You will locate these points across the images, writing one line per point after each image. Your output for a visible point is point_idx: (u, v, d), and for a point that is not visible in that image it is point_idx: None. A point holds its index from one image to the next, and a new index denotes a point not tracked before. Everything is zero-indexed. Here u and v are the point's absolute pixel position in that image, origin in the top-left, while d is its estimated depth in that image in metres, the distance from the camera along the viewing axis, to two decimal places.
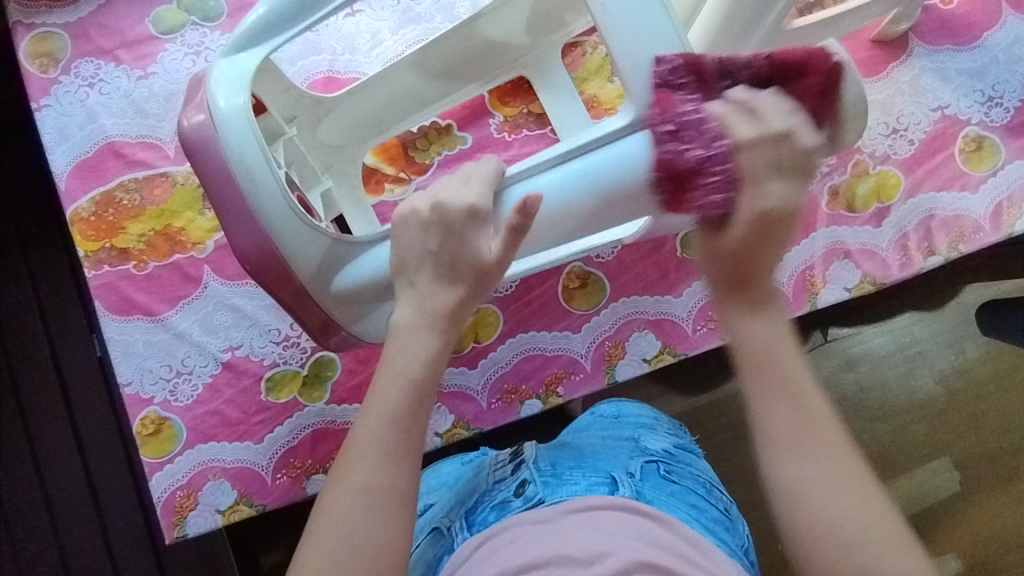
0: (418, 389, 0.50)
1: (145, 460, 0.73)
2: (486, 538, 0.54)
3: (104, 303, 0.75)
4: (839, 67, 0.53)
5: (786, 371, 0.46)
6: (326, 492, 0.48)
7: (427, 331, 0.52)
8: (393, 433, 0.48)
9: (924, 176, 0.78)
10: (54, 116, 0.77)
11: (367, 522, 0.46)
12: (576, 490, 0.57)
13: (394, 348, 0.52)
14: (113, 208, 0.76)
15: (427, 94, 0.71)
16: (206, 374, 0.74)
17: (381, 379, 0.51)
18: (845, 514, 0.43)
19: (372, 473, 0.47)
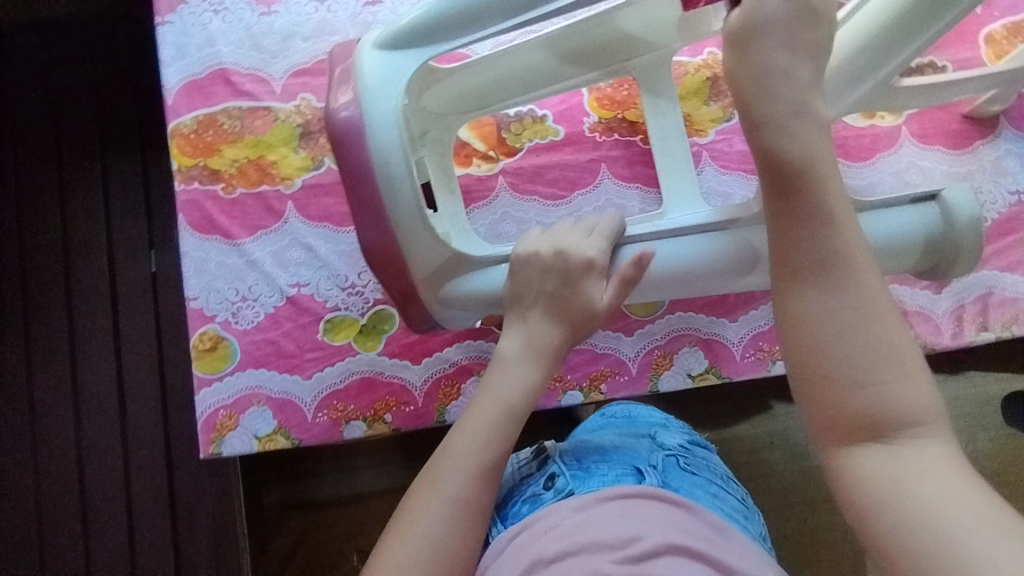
0: (510, 417, 0.57)
1: (196, 373, 0.76)
2: (520, 526, 0.55)
3: (186, 218, 0.78)
4: (957, 211, 0.62)
5: (835, 253, 0.45)
6: (415, 496, 0.55)
7: (527, 363, 0.60)
8: (480, 453, 0.55)
9: (991, 254, 0.80)
10: (175, 33, 0.80)
11: (446, 528, 0.52)
12: (604, 482, 0.59)
13: (498, 376, 0.59)
14: (213, 131, 0.79)
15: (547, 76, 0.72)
16: (270, 304, 0.77)
17: (479, 404, 0.58)
18: (889, 394, 0.43)
19: (460, 484, 0.54)
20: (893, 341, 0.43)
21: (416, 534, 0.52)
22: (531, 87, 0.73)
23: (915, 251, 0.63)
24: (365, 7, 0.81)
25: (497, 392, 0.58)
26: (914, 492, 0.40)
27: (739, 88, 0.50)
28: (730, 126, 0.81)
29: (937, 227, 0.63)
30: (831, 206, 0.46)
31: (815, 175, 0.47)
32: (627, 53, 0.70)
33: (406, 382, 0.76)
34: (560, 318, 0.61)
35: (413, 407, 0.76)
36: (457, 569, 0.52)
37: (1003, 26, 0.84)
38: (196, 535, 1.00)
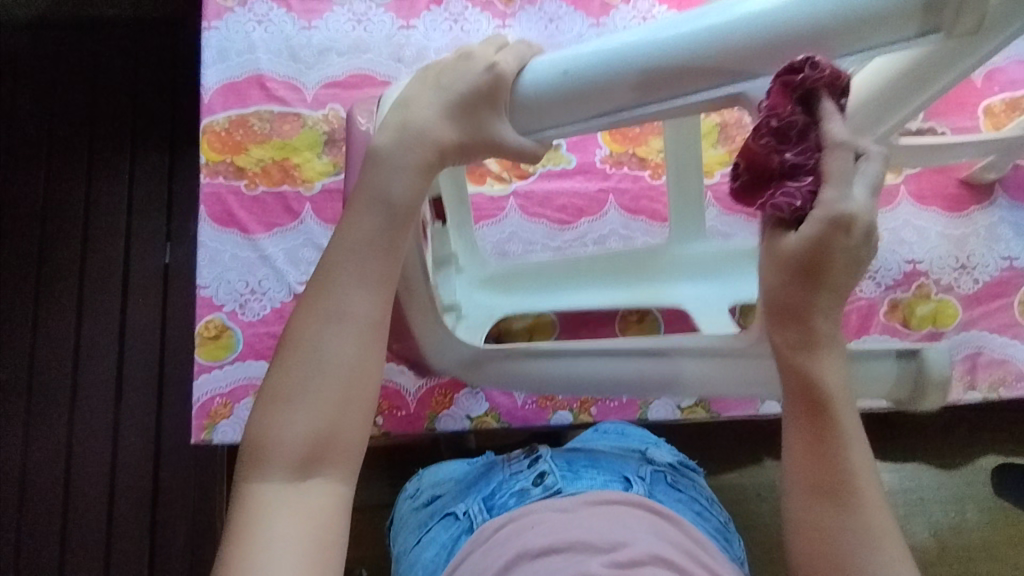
0: (396, 216, 0.45)
1: (197, 359, 0.77)
2: (507, 519, 0.56)
3: (206, 210, 0.80)
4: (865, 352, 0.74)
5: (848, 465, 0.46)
6: (296, 321, 0.44)
7: (413, 163, 0.46)
8: (368, 265, 0.44)
9: (981, 315, 0.82)
10: (218, 38, 0.85)
11: (345, 356, 0.43)
12: (593, 484, 0.60)
13: (371, 168, 0.46)
14: (243, 130, 0.83)
15: None
16: (277, 299, 0.79)
17: (356, 204, 0.45)
18: None
19: (355, 301, 0.43)
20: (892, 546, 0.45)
21: (313, 364, 0.42)
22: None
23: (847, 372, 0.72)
24: (399, 30, 0.86)
25: (377, 181, 0.46)
26: None
27: (784, 299, 0.45)
28: None
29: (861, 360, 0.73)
30: (843, 417, 0.46)
31: (839, 394, 0.46)
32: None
33: (400, 387, 0.78)
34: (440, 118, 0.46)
35: (405, 412, 0.77)
36: (360, 395, 0.43)
37: (1002, 101, 0.88)
38: (174, 529, 1.00)
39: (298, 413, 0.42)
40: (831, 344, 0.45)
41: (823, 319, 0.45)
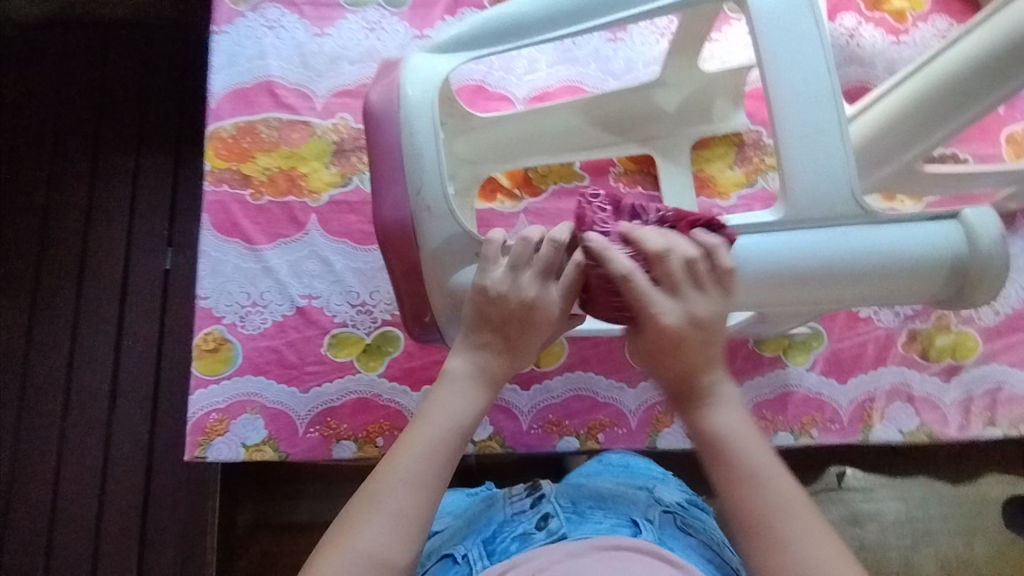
0: (460, 434, 0.51)
1: (194, 372, 0.75)
2: (507, 567, 0.51)
3: (210, 218, 0.78)
4: (980, 231, 0.55)
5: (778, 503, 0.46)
6: (355, 504, 0.47)
7: (479, 386, 0.53)
8: (428, 468, 0.48)
9: (1001, 348, 0.80)
10: (229, 43, 0.83)
11: (383, 550, 0.45)
12: (600, 529, 0.56)
13: (446, 386, 0.53)
14: (250, 137, 0.81)
15: (582, 135, 0.80)
16: (279, 312, 0.77)
17: (427, 412, 0.51)
18: None
19: (403, 499, 0.47)
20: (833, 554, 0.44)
21: (355, 547, 0.44)
22: (558, 150, 0.80)
23: (938, 272, 0.56)
24: (413, 40, 0.85)
25: (444, 413, 0.51)
26: None
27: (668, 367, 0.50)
28: (752, 192, 0.82)
29: (959, 248, 0.55)
30: (756, 465, 0.47)
31: (741, 440, 0.49)
32: (650, 126, 0.81)
33: (403, 408, 0.75)
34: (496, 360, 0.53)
35: None
36: None
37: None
38: (163, 543, 0.97)
39: None
40: (720, 400, 0.50)
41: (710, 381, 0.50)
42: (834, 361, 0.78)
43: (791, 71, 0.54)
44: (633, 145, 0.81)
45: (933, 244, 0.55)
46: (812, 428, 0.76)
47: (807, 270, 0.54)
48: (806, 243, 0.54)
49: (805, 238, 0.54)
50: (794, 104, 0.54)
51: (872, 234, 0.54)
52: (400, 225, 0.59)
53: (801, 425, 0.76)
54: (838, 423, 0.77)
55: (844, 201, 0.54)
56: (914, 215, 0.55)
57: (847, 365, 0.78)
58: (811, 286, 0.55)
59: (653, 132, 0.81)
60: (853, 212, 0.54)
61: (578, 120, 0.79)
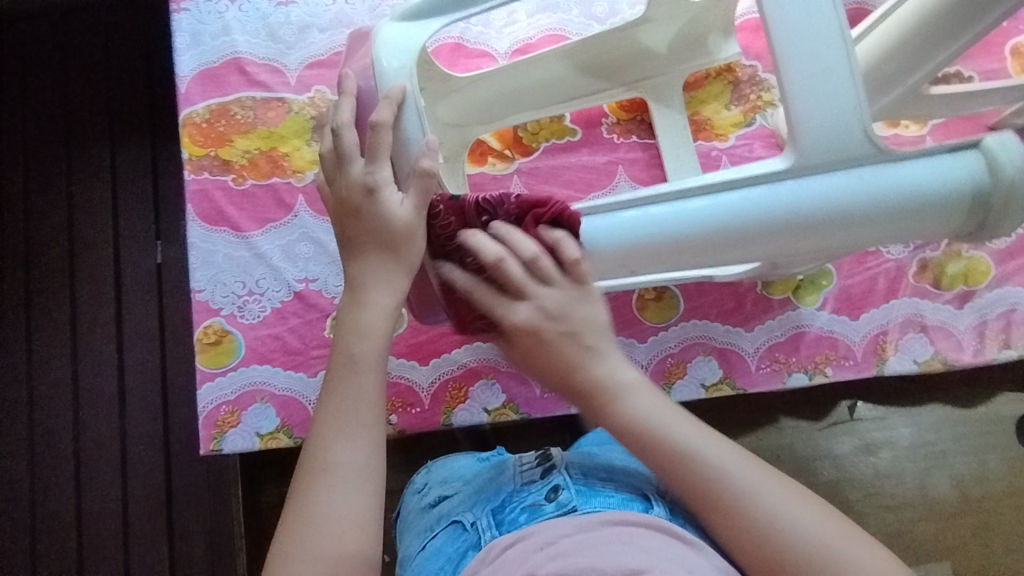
0: (376, 368, 0.52)
1: (199, 367, 0.74)
2: (516, 539, 0.53)
3: (194, 208, 0.76)
4: (1005, 158, 0.50)
5: (702, 467, 0.47)
6: (302, 475, 0.49)
7: (383, 315, 0.53)
8: (355, 414, 0.50)
9: (1014, 270, 0.78)
10: (190, 21, 0.78)
11: (337, 502, 0.48)
12: (610, 503, 0.57)
13: (352, 336, 0.52)
14: (225, 120, 0.77)
15: (568, 85, 0.76)
16: (277, 299, 0.75)
17: (338, 371, 0.52)
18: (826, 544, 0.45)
19: (353, 451, 0.49)
20: (771, 484, 0.47)
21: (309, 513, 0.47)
22: (544, 103, 0.77)
23: (959, 209, 0.52)
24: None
25: (369, 349, 0.52)
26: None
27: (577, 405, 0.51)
28: (751, 131, 0.79)
29: (980, 177, 0.51)
30: (652, 424, 0.49)
31: (634, 432, 0.49)
32: (637, 66, 0.77)
33: (412, 383, 0.74)
34: (392, 273, 0.53)
35: (419, 409, 0.74)
36: (360, 535, 0.47)
37: None
38: (192, 533, 0.99)
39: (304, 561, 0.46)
40: (624, 391, 0.50)
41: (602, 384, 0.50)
42: (844, 298, 0.77)
43: (792, 10, 0.49)
44: (620, 89, 0.78)
45: (955, 176, 0.51)
46: (826, 366, 0.76)
47: (820, 220, 0.51)
48: (822, 191, 0.50)
49: (821, 182, 0.50)
50: (798, 45, 0.49)
51: (891, 170, 0.51)
52: None
53: (815, 364, 0.76)
54: (852, 359, 0.76)
55: (856, 139, 0.50)
56: (933, 148, 0.52)
57: (858, 301, 0.77)
58: (826, 234, 0.52)
59: (644, 76, 0.77)
60: (866, 151, 0.50)
61: (563, 70, 0.75)
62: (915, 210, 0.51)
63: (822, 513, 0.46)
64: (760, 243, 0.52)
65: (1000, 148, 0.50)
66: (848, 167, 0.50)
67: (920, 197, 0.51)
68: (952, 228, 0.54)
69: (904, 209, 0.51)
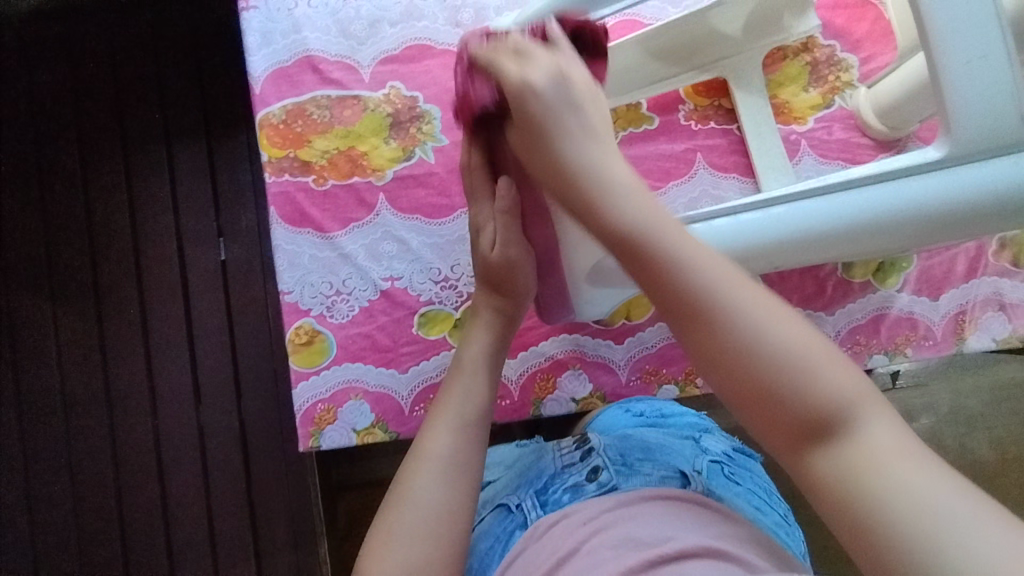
0: (488, 372, 0.59)
1: (292, 367, 0.75)
2: (558, 517, 0.57)
3: (277, 211, 0.76)
4: None
5: (696, 269, 0.42)
6: (408, 462, 0.54)
7: (490, 327, 0.62)
8: (463, 412, 0.56)
9: None
10: (260, 19, 0.77)
11: (442, 488, 0.52)
12: (648, 481, 0.60)
13: (465, 344, 0.61)
14: (302, 120, 0.77)
15: (647, 71, 0.75)
16: (364, 298, 0.76)
17: (454, 372, 0.59)
18: (829, 379, 0.39)
19: (450, 446, 0.53)
20: (764, 317, 0.40)
21: (413, 493, 0.51)
22: (627, 89, 0.76)
23: None
24: None
25: (473, 352, 0.59)
26: (848, 408, 0.38)
27: (570, 198, 0.50)
28: (830, 113, 0.79)
29: None
30: (652, 220, 0.45)
31: (657, 240, 0.45)
32: (714, 49, 0.75)
33: (502, 376, 0.76)
34: (497, 309, 0.62)
35: (510, 401, 0.76)
36: (456, 518, 0.51)
37: None
38: (274, 521, 1.02)
39: (404, 538, 0.49)
40: (604, 193, 0.48)
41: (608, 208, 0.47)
42: (924, 278, 0.77)
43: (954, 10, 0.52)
44: (695, 74, 0.77)
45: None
46: (906, 347, 0.77)
47: (938, 216, 0.56)
48: (923, 191, 0.56)
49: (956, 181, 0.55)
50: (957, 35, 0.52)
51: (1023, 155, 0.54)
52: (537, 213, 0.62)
53: (895, 345, 0.77)
54: (932, 339, 0.77)
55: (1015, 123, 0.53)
56: None
57: (939, 281, 0.77)
58: (927, 228, 0.57)
59: (722, 56, 0.76)
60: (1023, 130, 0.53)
61: (640, 57, 0.73)
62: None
63: (844, 364, 0.40)
64: (889, 235, 0.58)
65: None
66: (966, 167, 0.55)
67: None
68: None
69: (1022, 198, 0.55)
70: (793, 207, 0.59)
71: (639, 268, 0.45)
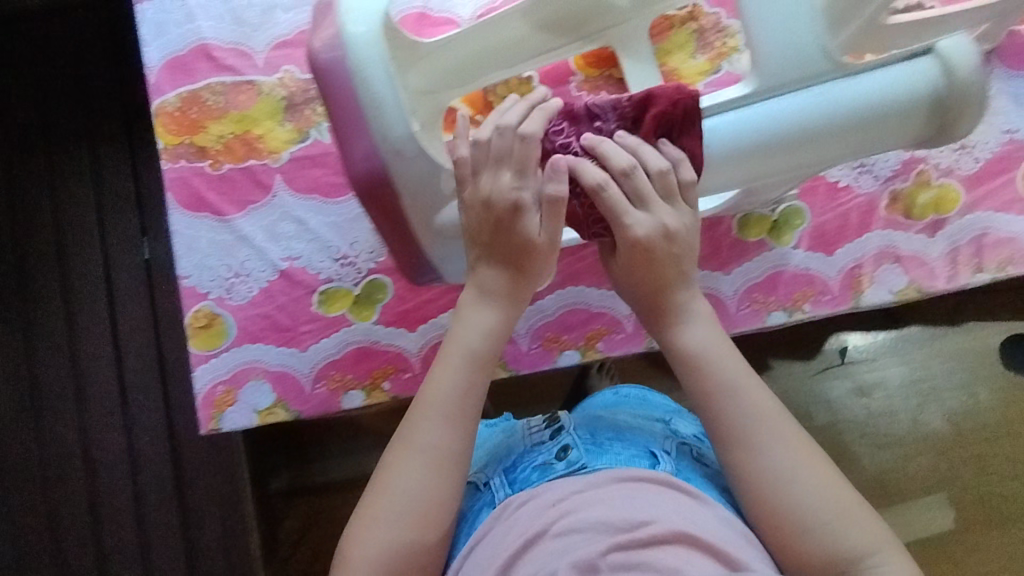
0: (475, 360, 0.61)
1: (192, 350, 0.75)
2: (527, 497, 0.58)
3: (174, 197, 0.77)
4: (955, 58, 0.57)
5: (738, 402, 0.58)
6: (394, 447, 0.58)
7: (493, 304, 0.62)
8: (451, 402, 0.59)
9: (984, 195, 0.79)
10: (153, 10, 0.78)
11: (426, 472, 0.57)
12: (618, 460, 0.61)
13: (460, 324, 0.62)
14: (198, 107, 0.78)
15: (530, 42, 0.73)
16: (263, 279, 0.77)
17: (447, 349, 0.61)
18: (812, 495, 0.55)
19: (433, 435, 0.58)
20: (782, 448, 0.56)
21: (400, 480, 0.57)
22: (512, 61, 0.74)
23: (921, 114, 0.59)
24: None
25: (465, 337, 0.61)
26: (818, 517, 0.54)
27: (643, 276, 0.61)
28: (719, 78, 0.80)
29: (939, 82, 0.58)
30: (709, 353, 0.60)
31: (699, 365, 0.60)
32: (601, 20, 0.73)
33: (403, 349, 0.76)
34: (512, 286, 0.62)
35: (411, 373, 0.76)
36: (435, 501, 0.56)
37: None
38: (205, 520, 1.01)
39: (388, 520, 0.55)
40: (700, 357, 0.60)
41: (688, 343, 0.61)
42: (818, 235, 0.78)
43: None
44: (579, 45, 0.75)
45: (910, 80, 0.58)
46: (805, 303, 0.78)
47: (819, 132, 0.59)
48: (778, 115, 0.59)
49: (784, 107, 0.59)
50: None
51: (856, 81, 0.59)
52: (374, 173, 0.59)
53: (793, 302, 0.78)
54: (829, 293, 0.78)
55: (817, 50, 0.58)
56: (890, 57, 0.59)
57: (831, 238, 0.78)
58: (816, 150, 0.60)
59: (608, 25, 0.75)
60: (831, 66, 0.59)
61: (524, 29, 0.72)
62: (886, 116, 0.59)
63: (838, 497, 0.55)
64: None
65: (951, 49, 0.57)
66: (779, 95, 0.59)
67: (884, 101, 0.58)
68: (909, 135, 0.61)
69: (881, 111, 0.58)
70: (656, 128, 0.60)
71: (690, 362, 0.61)
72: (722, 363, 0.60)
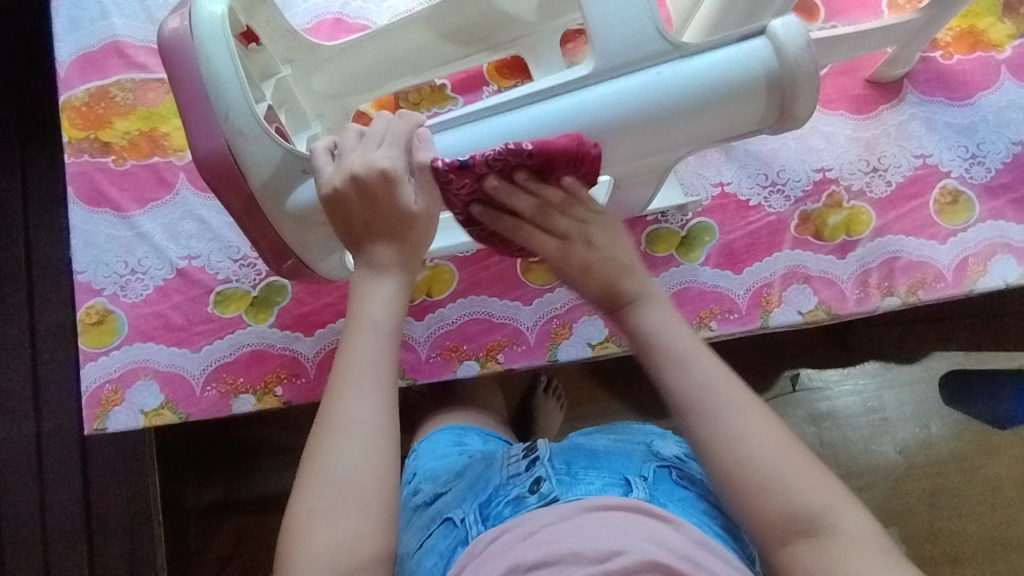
0: (388, 336, 0.51)
1: (81, 347, 0.74)
2: (503, 530, 0.54)
3: (74, 191, 0.76)
4: (786, 41, 0.54)
5: (703, 379, 0.50)
6: (315, 440, 0.48)
7: (395, 272, 0.52)
8: (375, 375, 0.49)
9: (896, 218, 0.78)
10: (69, 6, 0.79)
11: (359, 458, 0.47)
12: (590, 490, 0.56)
13: (359, 299, 0.52)
14: (105, 103, 0.77)
15: (434, 50, 0.73)
16: (159, 277, 0.75)
17: (352, 331, 0.51)
18: (768, 459, 0.48)
19: (364, 411, 0.48)
20: (753, 417, 0.49)
21: (330, 476, 0.47)
22: (420, 68, 0.75)
23: (756, 97, 0.55)
24: None
25: (373, 310, 0.51)
26: (790, 492, 0.47)
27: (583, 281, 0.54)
28: None
29: (770, 63, 0.54)
30: (665, 336, 0.52)
31: (668, 349, 0.52)
32: (506, 32, 0.74)
33: (298, 353, 0.74)
34: (406, 259, 0.52)
35: (305, 379, 0.74)
36: (374, 490, 0.47)
37: None
38: (110, 527, 0.98)
39: (328, 521, 0.46)
40: (656, 330, 0.53)
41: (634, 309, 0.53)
42: (726, 252, 0.78)
43: None
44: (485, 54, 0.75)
45: (740, 61, 0.54)
46: (711, 321, 0.76)
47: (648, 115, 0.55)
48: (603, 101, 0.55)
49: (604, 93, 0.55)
50: None
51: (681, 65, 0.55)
52: (219, 158, 0.56)
53: (700, 319, 0.76)
54: (736, 312, 0.77)
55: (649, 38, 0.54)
56: (718, 40, 0.55)
57: (740, 255, 0.78)
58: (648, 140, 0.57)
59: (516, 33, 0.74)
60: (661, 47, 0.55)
61: (427, 36, 0.72)
62: (722, 100, 0.55)
63: (812, 469, 0.48)
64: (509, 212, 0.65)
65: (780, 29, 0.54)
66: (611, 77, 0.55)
67: (716, 90, 0.54)
68: (754, 119, 0.57)
69: (715, 94, 0.55)
70: (496, 119, 0.57)
71: (643, 345, 0.53)
72: (676, 339, 0.52)
